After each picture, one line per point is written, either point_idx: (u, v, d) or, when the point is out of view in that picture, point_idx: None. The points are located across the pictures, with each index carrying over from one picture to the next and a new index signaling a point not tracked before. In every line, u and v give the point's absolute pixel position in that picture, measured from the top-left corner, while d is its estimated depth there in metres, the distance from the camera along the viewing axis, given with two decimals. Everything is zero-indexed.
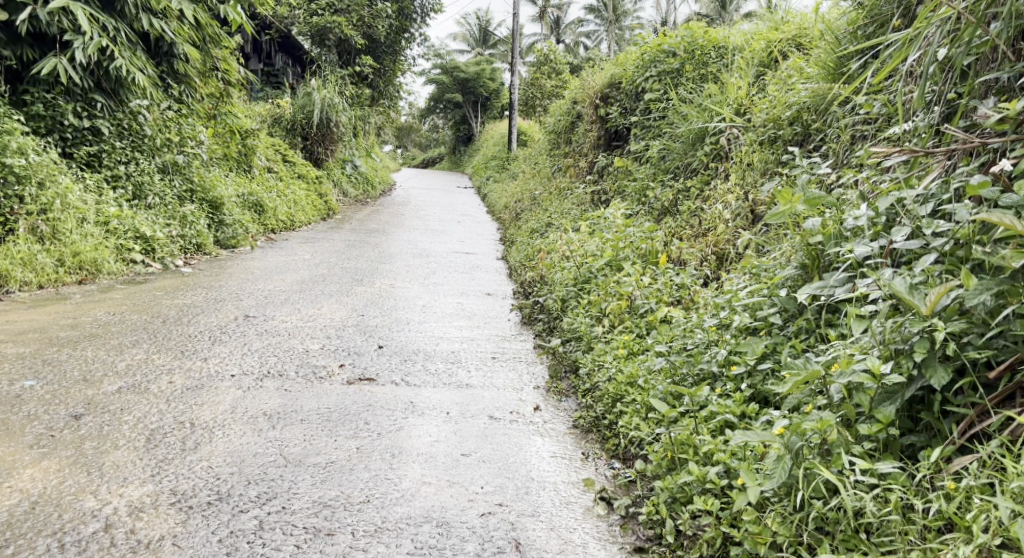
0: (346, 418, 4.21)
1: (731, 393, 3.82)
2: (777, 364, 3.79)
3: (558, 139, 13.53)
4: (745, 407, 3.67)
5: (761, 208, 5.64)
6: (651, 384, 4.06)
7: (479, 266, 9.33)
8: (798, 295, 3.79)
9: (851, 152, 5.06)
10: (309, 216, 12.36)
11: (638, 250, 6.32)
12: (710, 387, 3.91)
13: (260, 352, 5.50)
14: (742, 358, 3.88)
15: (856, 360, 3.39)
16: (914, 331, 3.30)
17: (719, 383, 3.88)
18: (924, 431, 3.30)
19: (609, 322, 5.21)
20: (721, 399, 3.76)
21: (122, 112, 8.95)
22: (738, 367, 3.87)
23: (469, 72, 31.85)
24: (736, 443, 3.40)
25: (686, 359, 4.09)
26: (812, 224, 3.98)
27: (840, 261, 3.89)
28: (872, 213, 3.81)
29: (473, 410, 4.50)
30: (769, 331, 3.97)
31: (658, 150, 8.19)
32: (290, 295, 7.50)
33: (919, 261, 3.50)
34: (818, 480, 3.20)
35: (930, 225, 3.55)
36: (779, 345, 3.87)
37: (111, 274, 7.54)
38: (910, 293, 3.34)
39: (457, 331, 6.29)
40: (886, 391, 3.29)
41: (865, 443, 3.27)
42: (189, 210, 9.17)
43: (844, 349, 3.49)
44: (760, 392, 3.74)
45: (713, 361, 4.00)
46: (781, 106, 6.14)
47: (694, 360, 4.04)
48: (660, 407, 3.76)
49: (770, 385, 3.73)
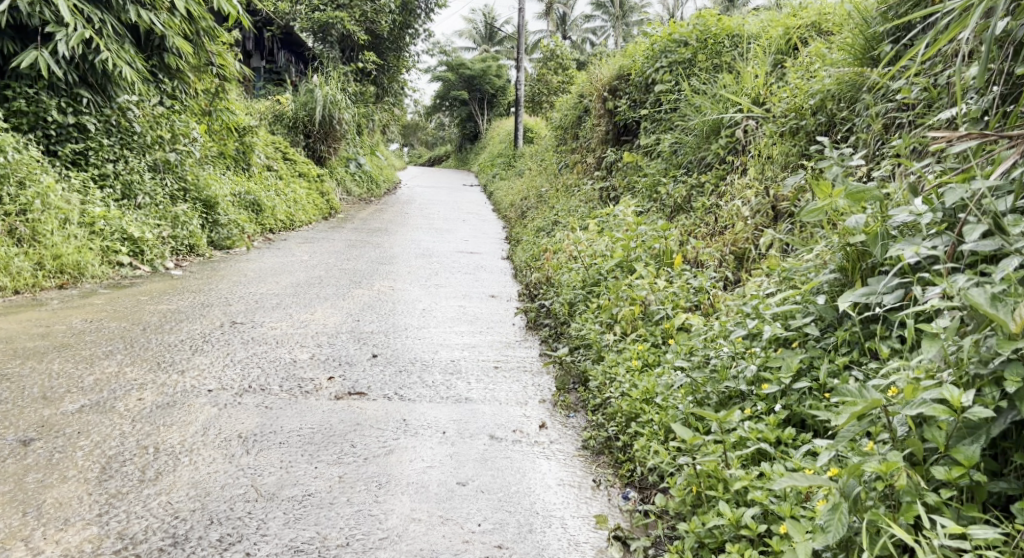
0: (330, 439, 3.80)
1: (763, 415, 3.39)
2: (815, 383, 3.37)
3: (564, 134, 13.09)
4: (781, 433, 3.25)
5: (783, 204, 5.21)
6: (672, 403, 3.63)
7: (483, 267, 8.91)
8: (839, 304, 3.38)
9: (884, 142, 4.69)
10: (309, 215, 11.94)
11: (650, 249, 5.87)
12: (738, 408, 3.49)
13: (243, 363, 5.09)
14: (774, 375, 3.45)
15: (924, 387, 2.92)
16: (1001, 353, 2.86)
17: (749, 403, 3.45)
18: (1013, 474, 2.86)
19: (620, 329, 4.78)
20: (753, 423, 3.34)
21: (110, 109, 8.53)
22: (769, 385, 3.44)
23: (476, 69, 31.32)
24: (780, 486, 2.97)
25: (708, 372, 3.65)
26: (854, 222, 3.53)
27: (887, 263, 3.46)
28: (931, 209, 3.34)
29: (472, 428, 4.08)
30: (802, 343, 3.55)
31: (670, 144, 7.74)
32: (282, 299, 7.08)
33: (998, 265, 3.06)
34: (886, 538, 2.75)
35: (1013, 224, 3.13)
36: (816, 360, 3.45)
37: (94, 278, 7.13)
38: (993, 307, 2.88)
39: (458, 338, 5.87)
40: (966, 426, 2.85)
41: (942, 491, 2.82)
42: (181, 210, 8.75)
43: (905, 372, 3.05)
44: (796, 414, 3.33)
45: (740, 377, 3.55)
46: (803, 94, 5.69)
47: (718, 377, 3.59)
48: (683, 434, 3.27)
49: (810, 407, 3.30)
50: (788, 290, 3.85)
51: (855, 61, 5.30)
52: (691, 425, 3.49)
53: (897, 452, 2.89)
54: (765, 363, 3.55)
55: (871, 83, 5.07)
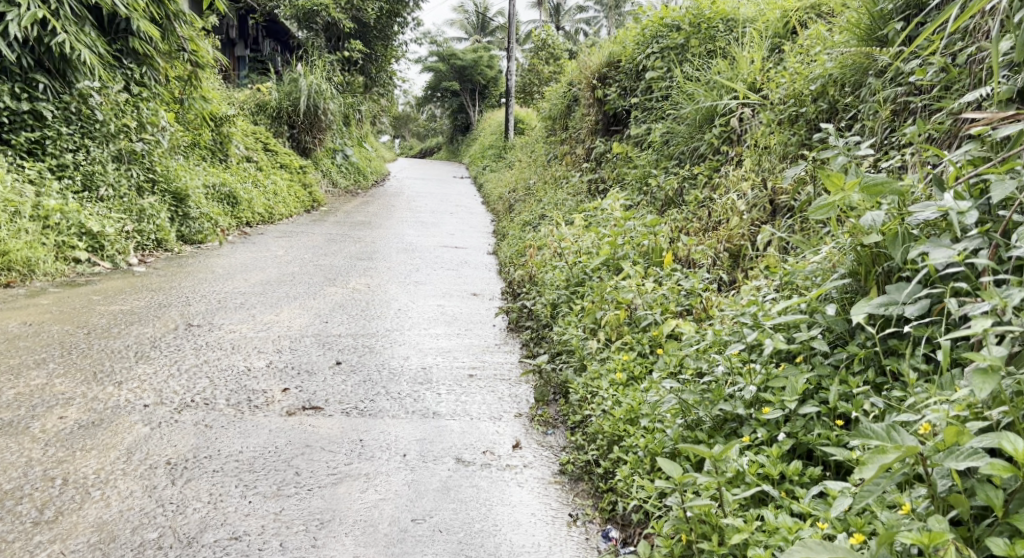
0: (273, 464, 3.37)
1: (764, 445, 2.96)
2: (824, 407, 2.94)
3: (554, 125, 12.63)
4: (786, 469, 2.83)
5: (783, 198, 4.77)
6: (659, 429, 3.18)
7: (467, 262, 8.45)
8: (853, 317, 2.97)
9: (893, 130, 4.27)
10: (290, 208, 11.39)
11: (639, 246, 5.39)
12: (736, 435, 3.04)
13: (190, 373, 4.63)
14: (776, 397, 3.01)
15: (970, 433, 2.50)
16: None
17: (747, 429, 3.01)
18: None
19: (604, 336, 4.32)
20: (753, 457, 2.90)
21: (69, 95, 7.98)
22: (771, 408, 2.99)
23: (467, 59, 30.70)
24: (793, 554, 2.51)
25: (700, 391, 3.20)
26: (869, 220, 3.08)
27: (907, 267, 3.03)
28: (964, 207, 2.92)
29: (436, 449, 3.63)
30: (809, 359, 3.10)
31: (661, 134, 7.29)
32: (248, 298, 6.61)
33: None
34: None
35: None
36: (825, 381, 3.01)
37: (46, 276, 6.63)
38: None
39: (433, 341, 5.42)
40: None
41: None
42: (147, 202, 8.20)
43: (943, 409, 2.61)
44: (802, 444, 2.90)
45: (737, 398, 3.10)
46: (802, 80, 5.24)
47: (713, 398, 3.12)
48: (672, 473, 2.77)
49: (819, 439, 2.87)
50: (791, 295, 3.39)
51: (860, 41, 4.85)
52: (682, 456, 3.05)
53: (936, 516, 2.45)
54: (766, 382, 3.10)
55: (878, 65, 4.62)
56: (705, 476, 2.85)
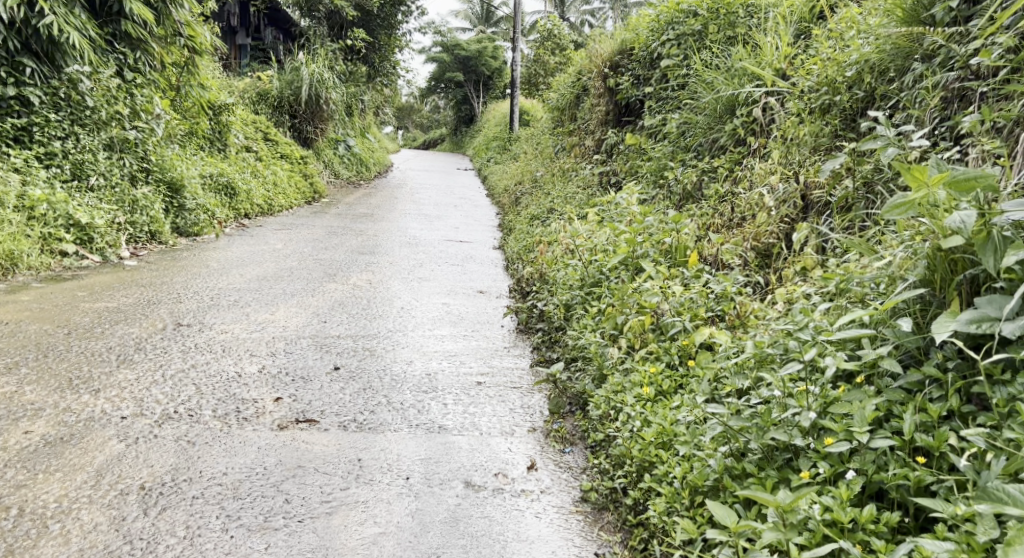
0: (259, 489, 3.02)
1: (827, 482, 2.63)
2: (901, 441, 2.62)
3: (562, 116, 12.19)
4: (858, 514, 2.49)
5: (816, 193, 4.34)
6: (700, 459, 2.85)
7: (472, 258, 8.07)
8: (938, 334, 2.64)
9: (944, 120, 3.90)
10: (290, 199, 10.99)
11: (660, 244, 4.96)
12: (792, 469, 2.72)
13: (176, 379, 4.26)
14: (839, 428, 2.69)
15: None
16: None
17: (805, 462, 2.69)
18: None
19: (626, 343, 3.91)
20: (819, 499, 2.56)
21: (58, 80, 7.58)
22: (835, 440, 2.67)
23: (471, 50, 30.26)
24: None
25: (747, 416, 2.86)
26: (955, 220, 2.73)
27: (1002, 278, 2.68)
28: None
29: (442, 471, 3.26)
30: (874, 381, 2.79)
31: (677, 125, 6.88)
32: (243, 295, 6.23)
33: None
34: None
35: None
36: (897, 408, 2.69)
37: (30, 270, 6.25)
38: None
39: (438, 344, 5.04)
40: None
41: None
42: (141, 193, 7.79)
43: None
44: (873, 483, 2.58)
45: (790, 425, 2.77)
46: (835, 65, 4.78)
47: (762, 424, 2.79)
48: (725, 520, 2.58)
49: (895, 477, 2.55)
50: (850, 308, 3.05)
51: (901, 24, 4.37)
52: (729, 492, 2.72)
53: None
54: (825, 406, 2.78)
55: (926, 48, 4.20)
56: (769, 527, 2.54)
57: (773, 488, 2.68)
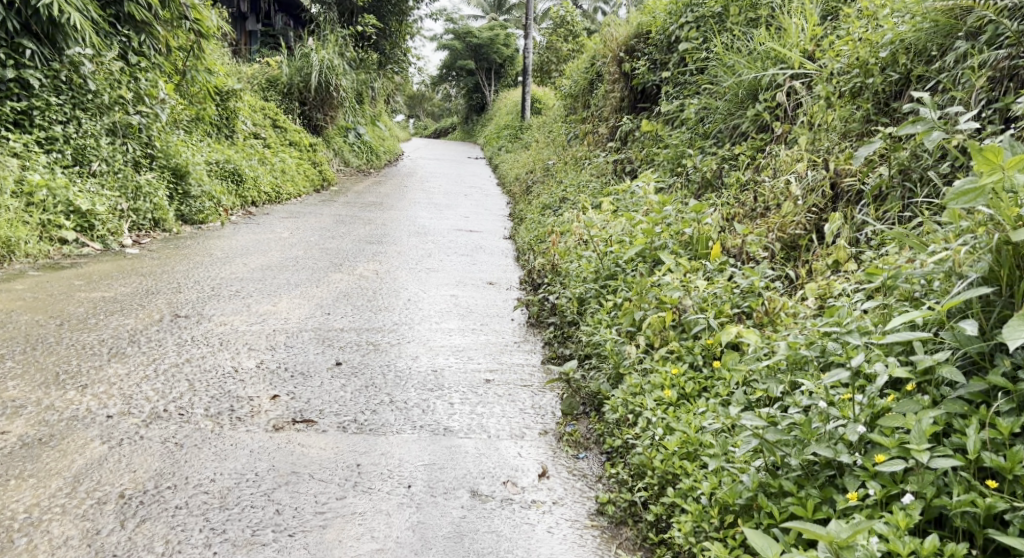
0: (247, 499, 2.81)
1: (877, 504, 2.42)
2: (964, 460, 2.40)
3: (575, 104, 11.90)
4: (918, 545, 2.28)
5: (848, 182, 4.05)
6: (733, 475, 2.66)
7: (482, 248, 7.82)
8: (1010, 341, 2.40)
9: (993, 101, 3.64)
10: (299, 187, 10.76)
11: (679, 235, 4.69)
12: (837, 489, 2.51)
13: (169, 375, 4.03)
14: (890, 442, 2.47)
15: None
16: None
17: (851, 482, 2.48)
18: None
19: (645, 341, 3.65)
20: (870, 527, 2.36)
21: (59, 63, 7.32)
22: (886, 457, 2.46)
23: (483, 37, 29.97)
24: None
25: (785, 427, 2.65)
26: None
27: None
28: None
29: (447, 477, 3.03)
30: (930, 390, 2.57)
31: (696, 110, 6.59)
32: (245, 285, 5.99)
33: None
34: None
35: None
36: (958, 422, 2.48)
37: (28, 257, 6.01)
38: None
39: (446, 338, 4.79)
40: None
41: None
42: (144, 178, 7.55)
43: None
44: (932, 508, 2.37)
45: (832, 441, 2.56)
46: (866, 46, 4.49)
47: (803, 438, 2.58)
48: (766, 550, 2.37)
49: (959, 504, 2.33)
50: (900, 310, 2.83)
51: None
52: (764, 513, 2.53)
53: None
54: (873, 417, 2.58)
55: (972, 24, 3.93)
56: None
57: (814, 509, 2.49)
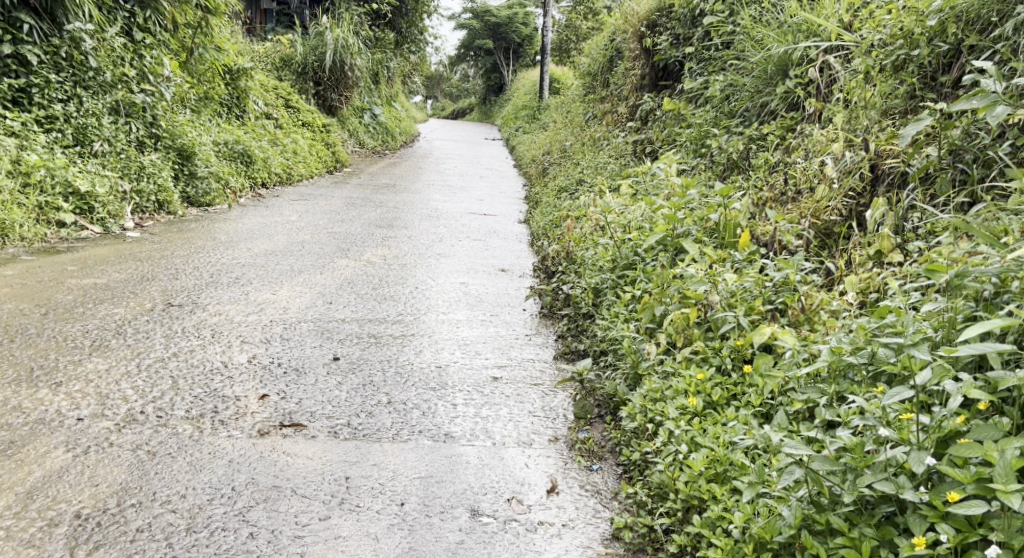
0: (217, 522, 2.57)
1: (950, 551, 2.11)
2: None
3: (593, 83, 11.48)
4: None
5: (889, 164, 3.68)
6: (770, 506, 2.36)
7: (496, 232, 7.49)
8: None
9: None
10: (311, 168, 10.44)
11: (703, 221, 4.33)
12: (897, 528, 2.20)
13: (153, 371, 3.73)
14: (964, 477, 2.16)
15: None
16: None
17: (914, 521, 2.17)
18: None
19: (666, 340, 3.32)
20: None
21: (58, 38, 6.96)
22: (959, 495, 2.15)
23: (501, 17, 29.46)
24: None
25: (833, 454, 2.34)
26: None
27: None
28: None
29: (447, 495, 2.73)
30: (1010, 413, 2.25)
31: (721, 87, 6.20)
32: (245, 271, 5.68)
33: None
34: None
35: None
36: None
37: (22, 241, 5.70)
38: None
39: (453, 330, 4.46)
40: None
41: None
42: (147, 159, 7.23)
43: None
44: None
45: (890, 471, 2.24)
46: (912, 13, 4.10)
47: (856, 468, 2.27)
48: None
49: None
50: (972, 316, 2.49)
51: None
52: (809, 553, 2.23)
53: None
54: (940, 444, 2.26)
55: None
56: None
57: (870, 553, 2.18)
